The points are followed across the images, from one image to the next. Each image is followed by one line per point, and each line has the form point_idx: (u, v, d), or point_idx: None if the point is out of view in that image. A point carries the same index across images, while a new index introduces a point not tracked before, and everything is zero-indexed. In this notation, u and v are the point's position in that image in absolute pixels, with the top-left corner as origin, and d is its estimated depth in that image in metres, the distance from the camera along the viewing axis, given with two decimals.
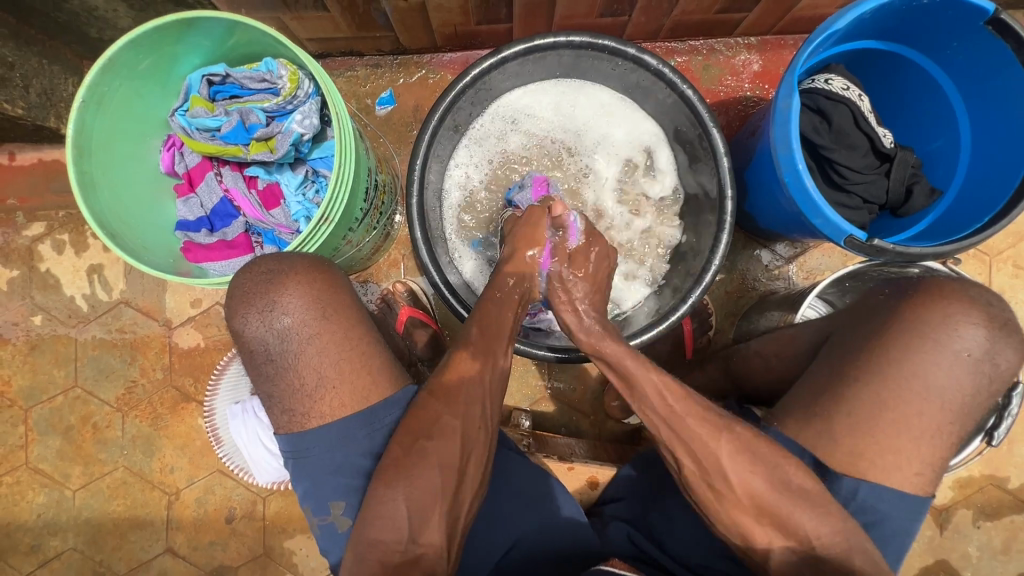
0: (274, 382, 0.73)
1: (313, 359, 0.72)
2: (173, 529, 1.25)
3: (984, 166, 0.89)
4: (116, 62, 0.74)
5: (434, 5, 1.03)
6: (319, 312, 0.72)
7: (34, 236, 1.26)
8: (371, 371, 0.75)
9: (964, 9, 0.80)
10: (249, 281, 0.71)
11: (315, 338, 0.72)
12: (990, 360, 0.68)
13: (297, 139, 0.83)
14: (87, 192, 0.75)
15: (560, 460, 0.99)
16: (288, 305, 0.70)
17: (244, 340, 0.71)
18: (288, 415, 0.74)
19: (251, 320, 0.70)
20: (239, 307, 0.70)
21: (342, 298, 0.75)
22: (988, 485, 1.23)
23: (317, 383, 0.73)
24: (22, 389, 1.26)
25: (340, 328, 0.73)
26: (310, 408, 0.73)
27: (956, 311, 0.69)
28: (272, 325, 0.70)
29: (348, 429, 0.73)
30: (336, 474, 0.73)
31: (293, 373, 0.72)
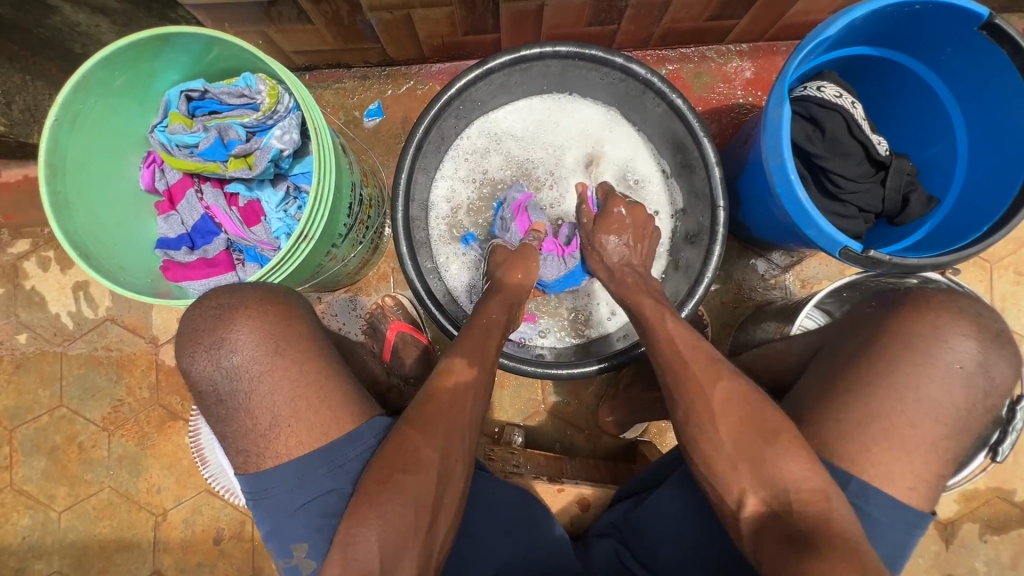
0: (226, 423, 0.69)
1: (264, 399, 0.68)
2: (160, 551, 1.22)
3: (983, 173, 0.87)
4: (90, 79, 0.72)
5: (420, 16, 1.01)
6: (270, 347, 0.68)
7: (19, 253, 1.24)
8: (331, 407, 0.70)
9: (957, 14, 0.78)
10: (199, 317, 0.68)
11: (268, 375, 0.68)
12: (984, 372, 0.65)
13: (276, 155, 0.81)
14: (60, 212, 0.73)
15: (549, 482, 0.96)
16: (237, 342, 0.67)
17: (194, 381, 0.68)
18: (243, 455, 0.69)
19: (198, 359, 0.67)
20: (187, 346, 0.68)
21: (296, 331, 0.70)
22: (994, 498, 1.20)
23: (270, 423, 0.68)
24: (7, 409, 1.24)
25: (295, 362, 0.69)
26: (265, 448, 0.68)
27: (947, 322, 0.66)
28: (220, 363, 0.67)
29: (308, 468, 0.67)
30: (295, 515, 0.67)
31: (244, 413, 0.68)
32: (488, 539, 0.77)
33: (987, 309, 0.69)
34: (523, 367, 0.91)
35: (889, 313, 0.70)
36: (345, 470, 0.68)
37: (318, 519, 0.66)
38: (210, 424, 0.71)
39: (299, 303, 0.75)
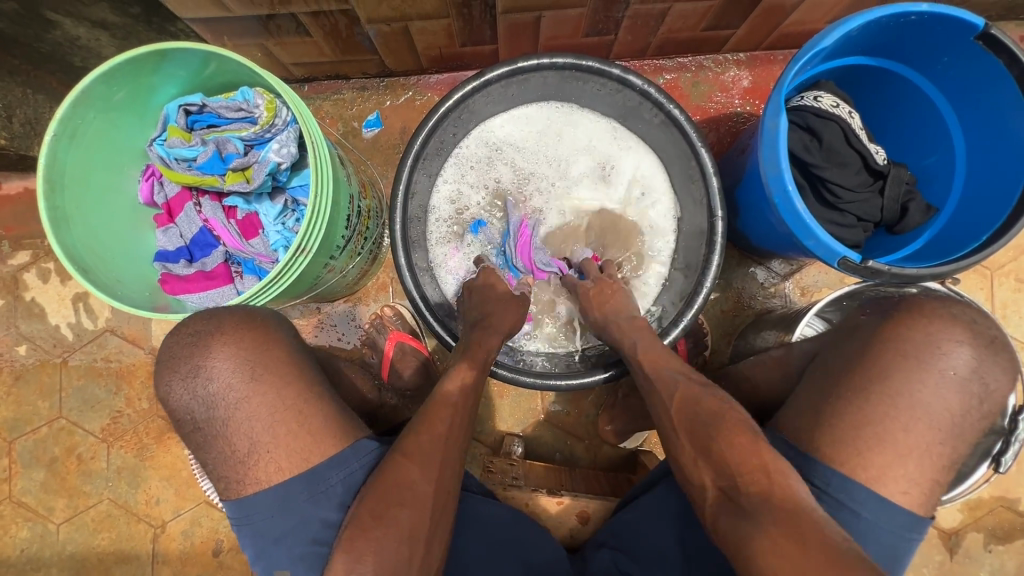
0: (205, 451, 0.68)
1: (239, 426, 0.67)
2: (158, 563, 1.21)
3: (981, 182, 0.87)
4: (89, 95, 0.73)
5: (418, 28, 1.02)
6: (247, 373, 0.68)
7: (19, 265, 1.24)
8: (311, 432, 0.69)
9: (953, 24, 0.78)
10: (176, 346, 0.68)
11: (243, 403, 0.67)
12: (979, 379, 0.65)
13: (274, 168, 0.81)
14: (59, 228, 0.74)
15: (549, 495, 0.95)
16: (213, 369, 0.67)
17: (172, 412, 0.68)
18: (224, 483, 0.68)
19: (175, 387, 0.67)
20: (165, 375, 0.68)
21: (273, 355, 0.70)
22: (999, 507, 1.19)
23: (248, 449, 0.67)
24: (6, 421, 1.24)
25: (272, 388, 0.68)
26: (245, 475, 0.67)
27: (939, 328, 0.66)
28: (196, 392, 0.67)
29: (288, 495, 0.66)
30: (279, 544, 0.66)
31: (222, 441, 0.67)
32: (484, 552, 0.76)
33: (982, 315, 0.69)
34: (519, 378, 0.91)
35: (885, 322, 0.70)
36: (328, 495, 0.67)
37: (303, 547, 0.66)
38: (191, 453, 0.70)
39: (279, 325, 0.74)
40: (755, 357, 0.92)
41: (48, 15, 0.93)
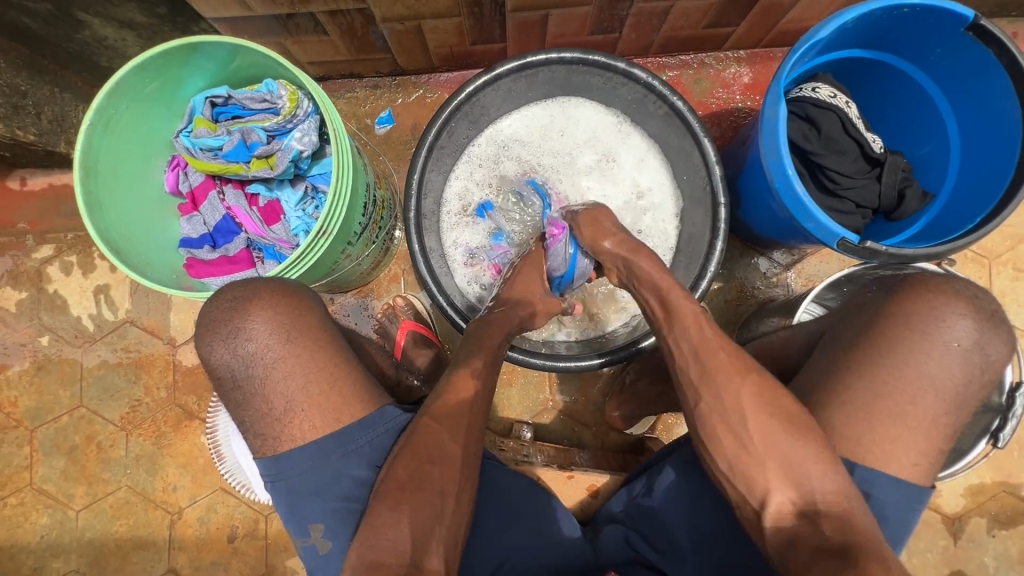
0: (243, 408, 0.72)
1: (278, 382, 0.70)
2: (175, 549, 1.24)
3: (975, 168, 0.90)
4: (123, 86, 0.77)
5: (430, 27, 1.06)
6: (283, 335, 0.71)
7: (43, 258, 1.28)
8: (341, 394, 0.72)
9: (944, 16, 0.82)
10: (215, 310, 0.72)
11: (280, 361, 0.71)
12: (982, 351, 0.67)
13: (296, 156, 0.85)
14: (94, 212, 0.77)
15: (559, 469, 0.99)
16: (252, 331, 0.71)
17: (212, 369, 0.71)
18: (260, 439, 0.72)
19: (216, 347, 0.71)
20: (206, 336, 0.71)
21: (308, 319, 0.73)
22: (1001, 492, 1.21)
23: (285, 408, 0.70)
24: (28, 410, 1.27)
25: (307, 350, 0.72)
26: (281, 432, 0.71)
27: (942, 303, 0.69)
28: (237, 351, 0.70)
29: (322, 451, 0.70)
30: (312, 498, 0.70)
31: (260, 398, 0.70)
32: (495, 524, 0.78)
33: (985, 292, 0.72)
34: (530, 360, 0.94)
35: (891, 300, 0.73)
36: (358, 453, 0.71)
37: (334, 502, 0.70)
38: (229, 412, 0.74)
39: (313, 296, 0.78)
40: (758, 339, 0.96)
41: (80, 15, 0.98)
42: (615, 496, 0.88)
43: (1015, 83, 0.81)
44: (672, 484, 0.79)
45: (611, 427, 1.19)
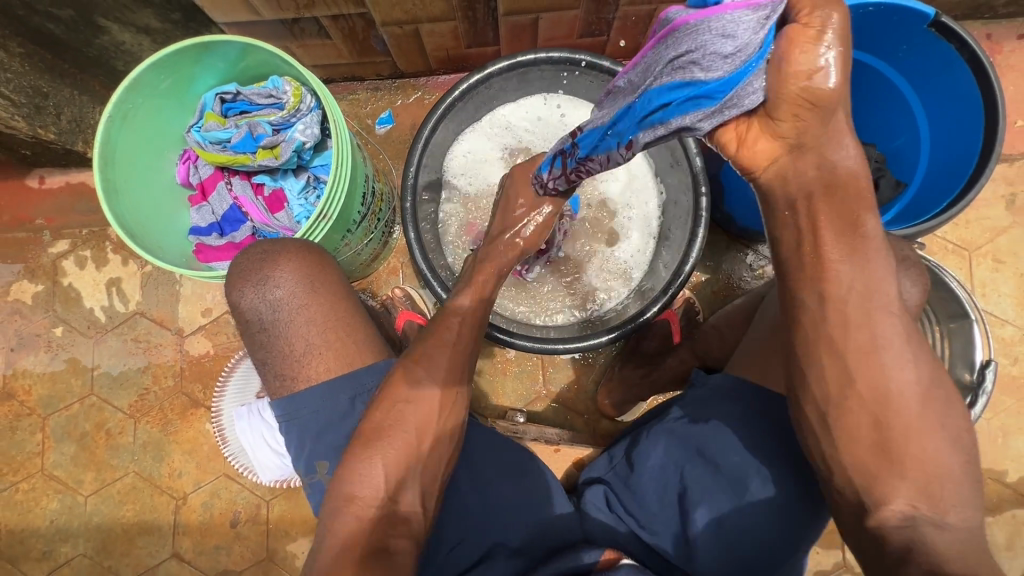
0: (267, 349, 0.77)
1: (302, 326, 0.76)
2: (179, 534, 1.28)
3: (943, 158, 0.95)
4: (141, 81, 0.83)
5: (427, 30, 1.13)
6: (308, 285, 0.77)
7: (59, 253, 1.34)
8: (355, 343, 0.78)
9: (907, 14, 0.87)
10: (246, 260, 0.77)
11: (305, 308, 0.76)
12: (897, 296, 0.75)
13: (299, 147, 0.91)
14: (111, 198, 0.83)
15: (546, 445, 1.17)
16: (280, 280, 0.76)
17: (241, 312, 0.77)
18: (280, 379, 0.78)
19: (247, 293, 0.76)
20: (236, 283, 0.76)
21: (332, 275, 0.80)
22: (987, 478, 1.23)
23: (304, 349, 0.76)
24: (41, 398, 1.32)
25: (328, 301, 0.78)
26: (299, 371, 0.76)
27: None
28: (266, 297, 0.76)
29: (332, 392, 0.75)
30: (322, 435, 0.75)
31: (283, 340, 0.77)
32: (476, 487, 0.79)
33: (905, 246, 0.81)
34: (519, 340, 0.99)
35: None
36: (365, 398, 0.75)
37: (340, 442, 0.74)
38: (252, 351, 0.79)
39: (336, 262, 0.83)
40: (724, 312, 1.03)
41: (100, 21, 1.05)
42: (593, 462, 0.91)
43: (977, 76, 0.86)
44: (652, 448, 0.81)
45: (602, 414, 1.22)
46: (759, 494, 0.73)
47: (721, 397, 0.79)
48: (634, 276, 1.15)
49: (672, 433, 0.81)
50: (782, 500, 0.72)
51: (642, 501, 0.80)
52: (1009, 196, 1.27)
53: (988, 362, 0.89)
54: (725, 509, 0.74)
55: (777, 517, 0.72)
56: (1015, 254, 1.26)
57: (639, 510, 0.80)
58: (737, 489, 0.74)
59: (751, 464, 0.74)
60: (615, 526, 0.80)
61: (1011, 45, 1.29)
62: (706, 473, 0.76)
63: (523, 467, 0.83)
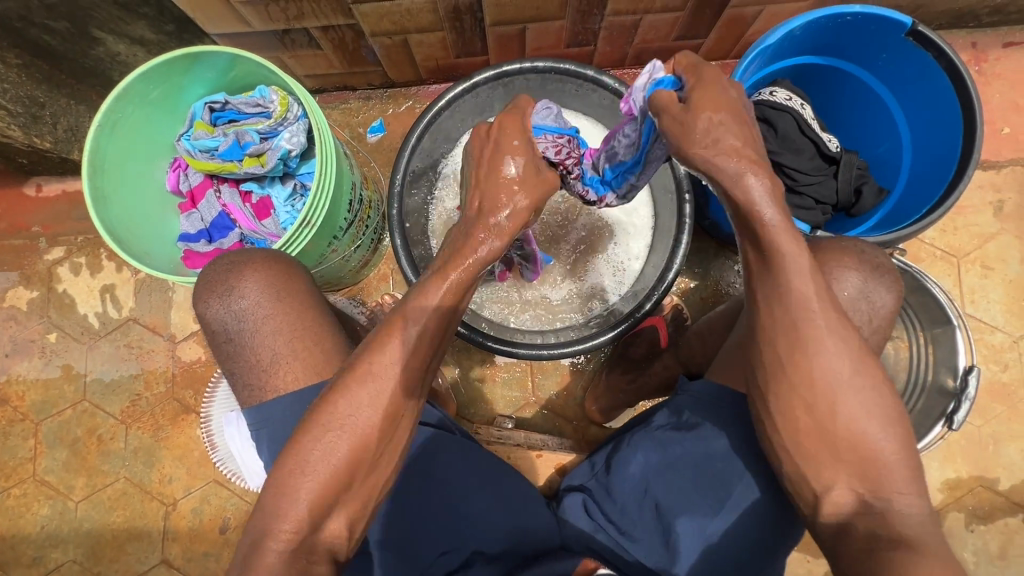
0: (234, 359, 0.77)
1: (267, 337, 0.76)
2: (169, 540, 1.28)
3: (923, 165, 0.96)
4: (130, 91, 0.85)
5: (416, 40, 1.14)
6: (272, 294, 0.77)
7: (54, 260, 1.35)
8: (322, 352, 0.77)
9: (885, 23, 0.89)
10: (214, 270, 0.78)
11: (270, 318, 0.76)
12: (866, 299, 0.76)
13: (285, 155, 0.93)
14: (99, 205, 0.85)
15: (529, 450, 1.17)
16: (245, 290, 0.76)
17: (207, 323, 0.77)
18: (249, 390, 0.77)
19: (212, 304, 0.77)
20: (203, 294, 0.77)
21: (299, 284, 0.79)
22: (978, 486, 1.22)
23: (271, 359, 0.76)
24: (34, 403, 1.33)
25: (293, 310, 0.77)
26: (267, 382, 0.76)
27: (841, 261, 0.76)
28: (231, 308, 0.76)
29: (301, 400, 0.73)
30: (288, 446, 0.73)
31: (249, 350, 0.76)
32: (455, 491, 0.79)
33: (875, 250, 0.81)
34: (517, 349, 1.00)
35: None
36: None
37: None
38: (219, 363, 0.79)
39: (305, 269, 0.83)
40: (707, 318, 1.00)
41: (95, 33, 1.07)
42: (576, 468, 0.92)
43: (953, 82, 0.88)
44: (632, 455, 0.82)
45: (591, 420, 1.22)
46: (737, 501, 0.73)
47: (700, 404, 0.78)
48: (622, 282, 1.15)
49: (653, 440, 0.80)
50: (760, 507, 0.72)
51: (623, 510, 0.80)
52: (997, 202, 1.28)
53: (971, 367, 0.90)
54: (704, 516, 0.74)
55: (754, 523, 0.72)
56: (1004, 260, 1.27)
57: (620, 516, 0.80)
58: (717, 496, 0.74)
59: (730, 472, 0.74)
60: (593, 531, 0.82)
61: (996, 54, 1.30)
62: (686, 480, 0.76)
63: (501, 475, 0.83)
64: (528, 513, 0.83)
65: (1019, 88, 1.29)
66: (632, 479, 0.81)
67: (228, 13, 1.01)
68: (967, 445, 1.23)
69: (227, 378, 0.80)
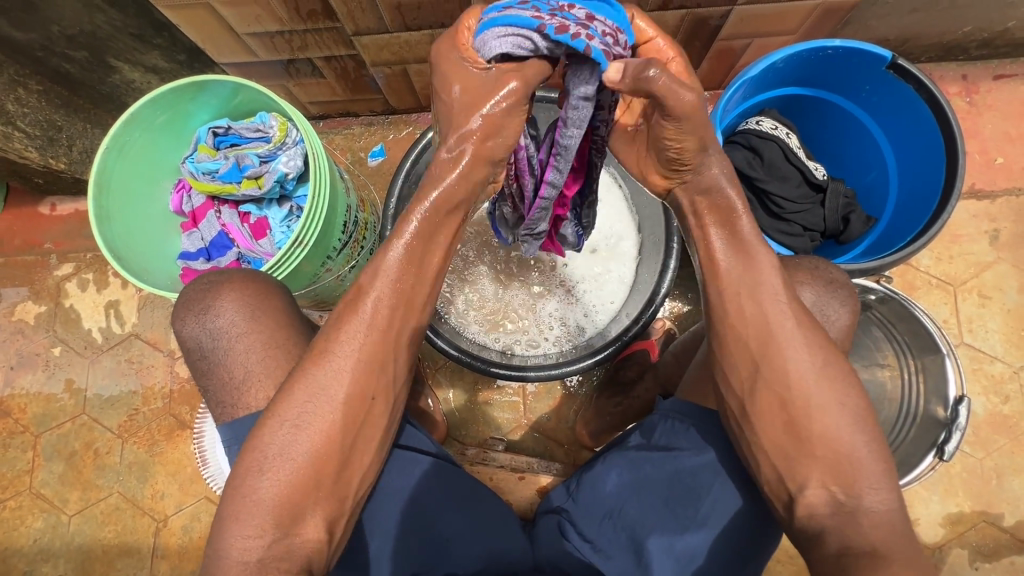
0: (209, 376, 0.78)
1: (239, 356, 0.76)
2: (158, 557, 1.28)
3: (910, 194, 0.97)
4: (137, 117, 0.89)
5: (415, 70, 1.19)
6: (248, 313, 0.77)
7: (63, 275, 1.40)
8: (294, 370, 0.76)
9: (866, 57, 0.91)
10: (193, 289, 0.80)
11: (244, 336, 0.77)
12: (819, 311, 0.76)
13: (282, 177, 0.96)
14: (102, 223, 0.88)
15: (512, 471, 1.15)
16: (220, 309, 0.78)
17: (184, 341, 0.78)
18: (223, 407, 0.78)
19: (189, 322, 0.78)
20: (181, 312, 0.79)
21: (275, 303, 0.80)
22: (981, 522, 1.18)
23: (244, 377, 0.76)
24: (35, 416, 1.35)
25: (268, 329, 0.77)
26: (239, 400, 0.76)
27: (822, 288, 0.78)
28: (206, 325, 0.77)
29: None
30: None
31: (224, 368, 0.77)
32: (435, 507, 0.79)
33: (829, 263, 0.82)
34: (511, 372, 1.02)
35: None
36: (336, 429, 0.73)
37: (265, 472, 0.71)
38: (195, 381, 0.80)
39: (284, 287, 0.84)
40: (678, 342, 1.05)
41: (112, 61, 1.13)
42: (556, 491, 0.92)
43: (934, 112, 0.89)
44: (608, 475, 0.83)
45: (582, 444, 1.22)
46: (712, 514, 0.73)
47: (671, 420, 0.79)
48: (615, 303, 1.16)
49: (626, 458, 0.82)
50: (734, 520, 0.72)
51: (600, 527, 0.81)
52: (992, 231, 1.27)
53: (960, 398, 0.90)
54: (674, 531, 0.74)
55: (730, 537, 0.72)
56: (1001, 290, 1.25)
57: (596, 534, 0.81)
58: (688, 509, 0.74)
59: (698, 487, 0.74)
60: (565, 551, 0.81)
61: (987, 85, 1.31)
62: (659, 495, 0.77)
63: (476, 492, 0.84)
64: (509, 533, 0.84)
65: (1012, 119, 1.30)
66: (610, 497, 0.82)
67: (235, 44, 1.06)
68: (968, 478, 1.20)
69: (203, 394, 0.81)
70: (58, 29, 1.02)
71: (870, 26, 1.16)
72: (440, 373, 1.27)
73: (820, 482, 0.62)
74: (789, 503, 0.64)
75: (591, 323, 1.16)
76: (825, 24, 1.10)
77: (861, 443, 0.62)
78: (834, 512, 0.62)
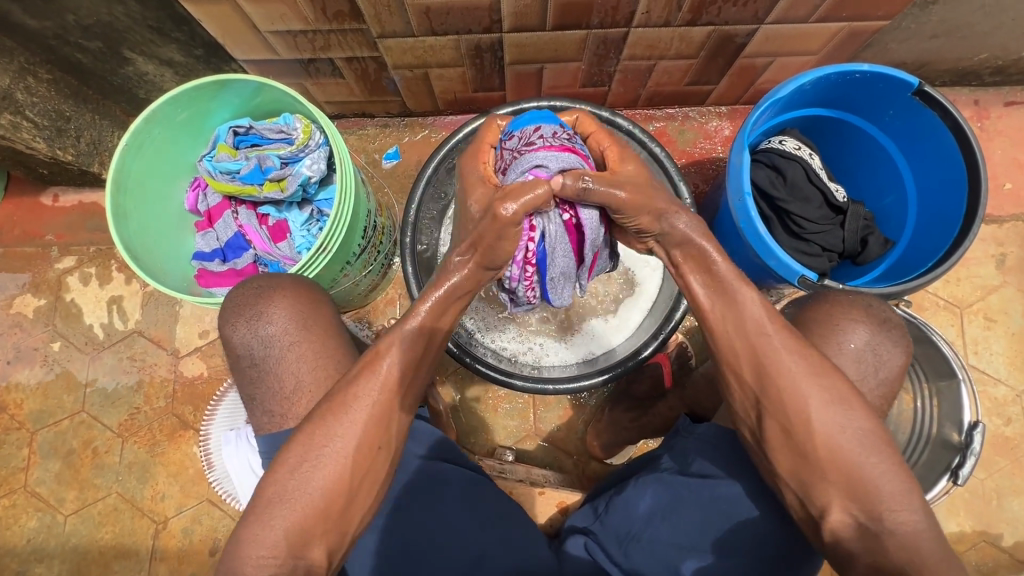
0: (256, 385, 0.77)
1: (292, 363, 0.76)
2: (156, 560, 1.25)
3: (930, 221, 0.98)
4: (157, 114, 0.87)
5: (436, 74, 1.17)
6: (301, 322, 0.77)
7: (65, 269, 1.36)
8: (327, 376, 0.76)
9: (892, 82, 0.92)
10: (241, 294, 0.78)
11: (295, 345, 0.76)
12: (874, 352, 0.78)
13: (305, 181, 0.95)
14: (119, 221, 0.87)
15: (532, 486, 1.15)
16: (273, 316, 0.76)
17: (232, 347, 0.77)
18: (268, 415, 0.78)
19: (239, 328, 0.76)
20: (231, 317, 0.77)
21: (324, 312, 0.80)
22: (982, 541, 1.20)
23: (294, 387, 0.76)
24: (32, 412, 1.32)
25: (317, 338, 0.78)
26: (287, 409, 0.76)
27: (852, 316, 0.79)
28: (257, 332, 0.76)
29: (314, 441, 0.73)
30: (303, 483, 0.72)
31: (273, 375, 0.76)
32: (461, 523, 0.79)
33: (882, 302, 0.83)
34: (513, 381, 1.03)
35: (801, 312, 0.84)
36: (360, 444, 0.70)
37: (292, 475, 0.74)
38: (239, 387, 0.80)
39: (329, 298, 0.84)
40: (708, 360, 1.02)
41: (126, 53, 1.10)
42: (580, 512, 0.92)
43: (956, 138, 0.90)
44: (637, 498, 0.83)
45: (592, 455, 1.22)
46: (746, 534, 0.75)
47: (701, 447, 0.82)
48: (633, 319, 1.15)
49: (655, 483, 0.83)
50: (770, 535, 0.74)
51: (631, 552, 0.80)
52: (999, 255, 1.29)
53: (975, 423, 0.91)
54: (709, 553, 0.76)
55: (764, 557, 0.74)
56: (1006, 313, 1.28)
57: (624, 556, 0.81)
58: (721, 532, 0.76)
59: (732, 510, 0.76)
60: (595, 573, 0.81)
61: (998, 111, 1.33)
62: (690, 518, 0.79)
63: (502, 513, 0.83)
64: (533, 548, 0.83)
65: (1020, 146, 1.32)
66: (638, 519, 0.82)
67: (256, 41, 1.04)
68: (970, 498, 1.22)
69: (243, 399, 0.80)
70: (73, 19, 0.99)
71: (889, 49, 1.17)
72: (449, 380, 1.26)
73: (843, 496, 0.64)
74: (808, 517, 0.67)
75: (610, 333, 1.15)
76: (848, 45, 1.10)
77: (889, 462, 0.64)
78: (857, 524, 0.64)
